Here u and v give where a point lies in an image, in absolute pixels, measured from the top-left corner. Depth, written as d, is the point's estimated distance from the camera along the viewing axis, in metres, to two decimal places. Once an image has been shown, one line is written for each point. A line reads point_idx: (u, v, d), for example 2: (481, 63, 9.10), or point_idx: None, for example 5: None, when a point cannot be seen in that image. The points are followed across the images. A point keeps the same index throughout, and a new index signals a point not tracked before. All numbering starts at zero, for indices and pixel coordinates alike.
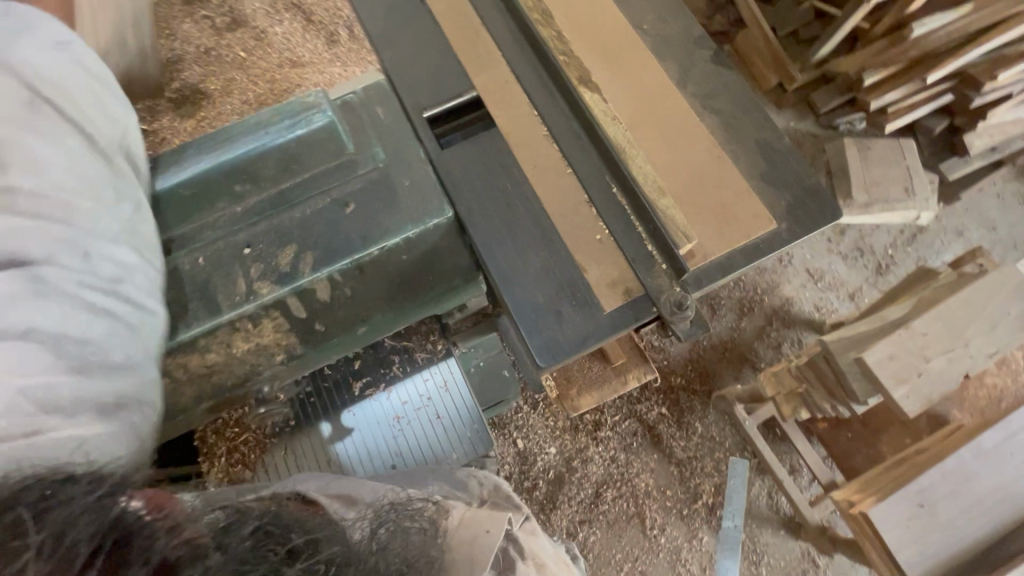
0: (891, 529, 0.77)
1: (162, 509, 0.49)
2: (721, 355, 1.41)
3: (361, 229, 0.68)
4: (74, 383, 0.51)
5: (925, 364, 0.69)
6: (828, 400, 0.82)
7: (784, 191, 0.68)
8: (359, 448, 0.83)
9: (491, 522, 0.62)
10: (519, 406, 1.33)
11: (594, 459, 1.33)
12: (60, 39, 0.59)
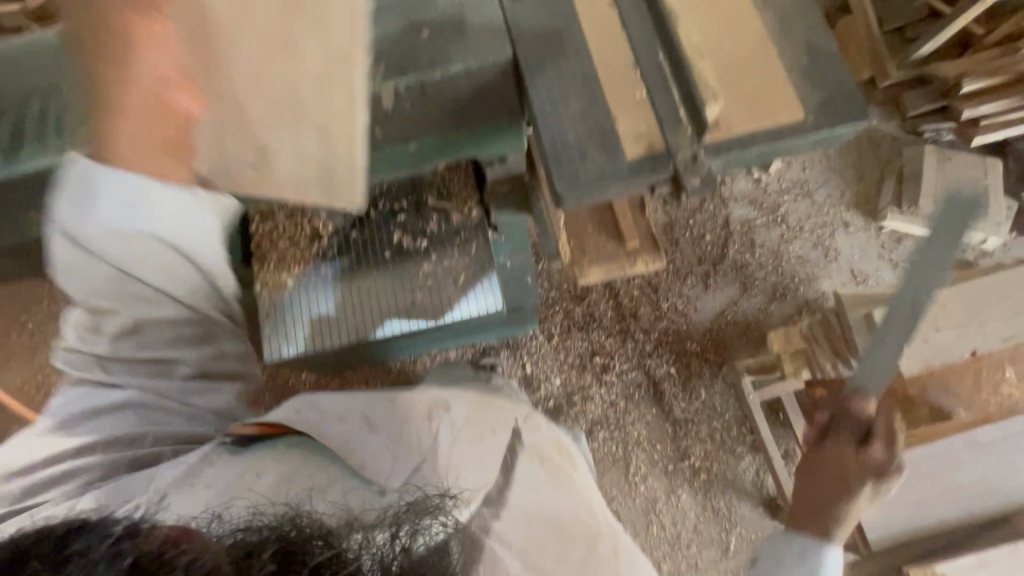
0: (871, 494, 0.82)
1: (183, 540, 0.52)
2: (742, 333, 1.41)
3: (431, 50, 0.64)
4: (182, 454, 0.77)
5: (936, 332, 0.77)
6: (837, 360, 0.83)
7: (814, 84, 0.62)
8: (390, 285, 1.00)
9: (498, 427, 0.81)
10: (534, 334, 1.40)
11: (594, 399, 1.38)
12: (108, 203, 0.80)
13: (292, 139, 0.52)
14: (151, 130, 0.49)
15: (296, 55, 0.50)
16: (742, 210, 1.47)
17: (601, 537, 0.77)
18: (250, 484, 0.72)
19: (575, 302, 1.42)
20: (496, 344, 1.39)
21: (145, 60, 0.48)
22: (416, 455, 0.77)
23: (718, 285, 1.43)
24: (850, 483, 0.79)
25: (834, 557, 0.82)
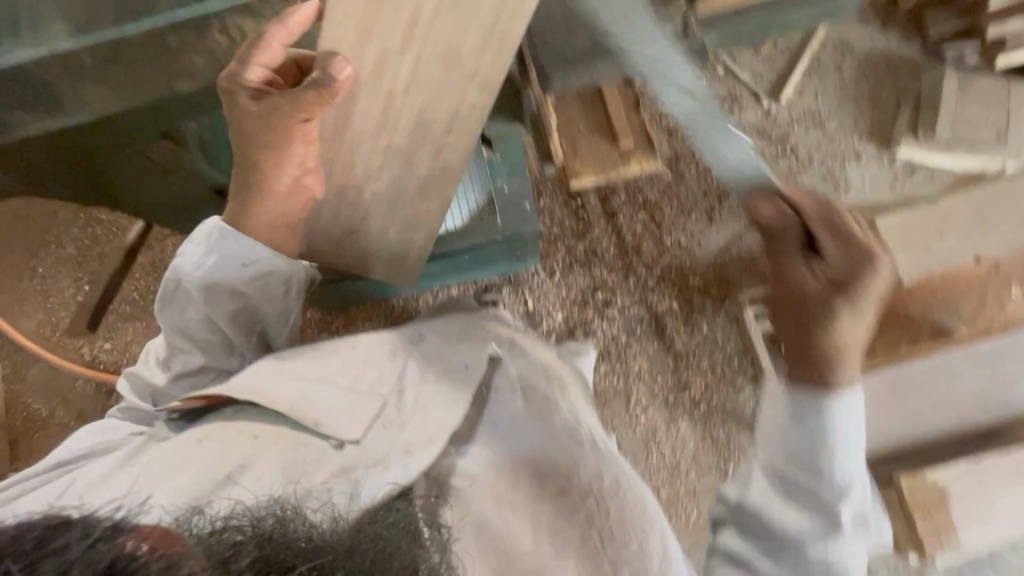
0: None
1: (166, 546, 0.42)
2: (747, 268, 1.38)
3: None
4: (178, 450, 0.67)
5: None
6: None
7: None
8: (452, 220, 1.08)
9: (472, 356, 0.78)
10: (535, 270, 1.39)
11: (596, 333, 1.39)
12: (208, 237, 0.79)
13: (386, 208, 0.88)
14: (288, 207, 0.81)
15: (411, 160, 0.83)
16: (750, 141, 1.41)
17: (582, 466, 0.73)
18: (184, 462, 0.65)
19: (577, 238, 1.40)
20: (497, 281, 1.39)
21: (297, 157, 0.77)
22: (374, 404, 0.72)
23: (722, 219, 1.40)
24: (815, 314, 0.70)
25: (850, 400, 0.68)
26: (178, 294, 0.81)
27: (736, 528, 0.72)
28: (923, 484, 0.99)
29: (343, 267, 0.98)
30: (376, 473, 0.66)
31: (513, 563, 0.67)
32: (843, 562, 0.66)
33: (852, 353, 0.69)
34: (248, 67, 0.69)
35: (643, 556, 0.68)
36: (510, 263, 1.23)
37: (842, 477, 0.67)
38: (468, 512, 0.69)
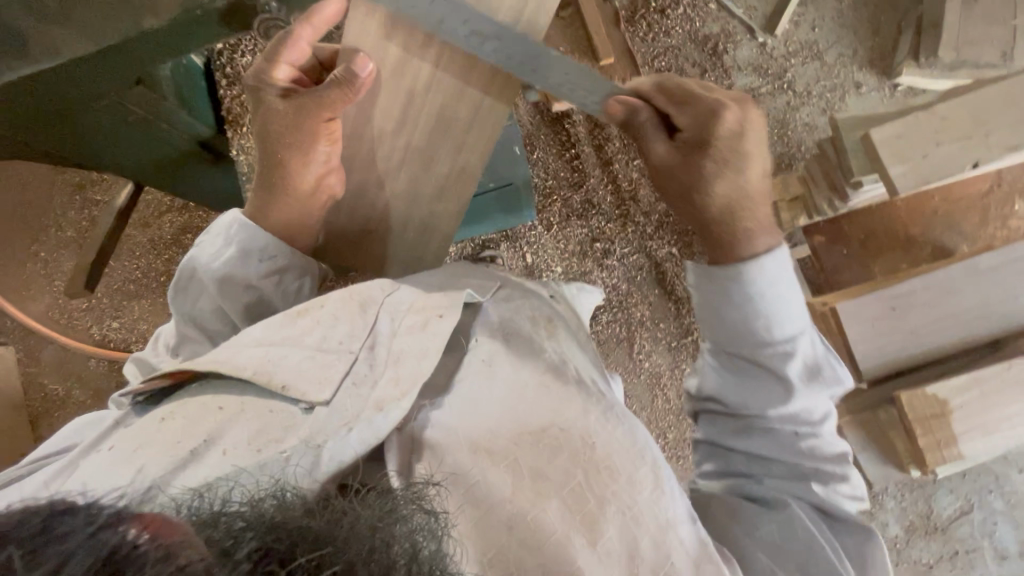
0: (856, 324, 0.86)
1: (176, 529, 0.31)
2: None
3: None
4: (140, 431, 0.48)
5: (933, 148, 0.76)
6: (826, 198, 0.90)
7: None
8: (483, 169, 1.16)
9: (445, 306, 0.56)
10: (532, 224, 1.33)
11: (597, 283, 1.36)
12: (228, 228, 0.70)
13: (402, 215, 0.77)
14: (306, 206, 0.72)
15: (431, 164, 0.74)
16: (745, 79, 1.31)
17: (577, 407, 0.56)
18: (139, 446, 0.46)
19: (573, 189, 1.35)
20: (494, 237, 1.30)
21: (321, 154, 0.71)
22: (345, 360, 0.52)
23: None
24: (699, 186, 0.70)
25: (771, 265, 0.68)
26: (194, 282, 0.70)
27: (707, 412, 0.73)
28: (922, 398, 0.84)
29: (315, 216, 0.74)
30: (341, 440, 0.46)
31: (490, 516, 0.49)
32: (804, 412, 0.68)
33: (748, 211, 0.70)
34: (275, 65, 0.70)
35: (632, 491, 0.54)
36: (512, 220, 1.23)
37: (782, 340, 0.67)
38: (438, 463, 0.50)
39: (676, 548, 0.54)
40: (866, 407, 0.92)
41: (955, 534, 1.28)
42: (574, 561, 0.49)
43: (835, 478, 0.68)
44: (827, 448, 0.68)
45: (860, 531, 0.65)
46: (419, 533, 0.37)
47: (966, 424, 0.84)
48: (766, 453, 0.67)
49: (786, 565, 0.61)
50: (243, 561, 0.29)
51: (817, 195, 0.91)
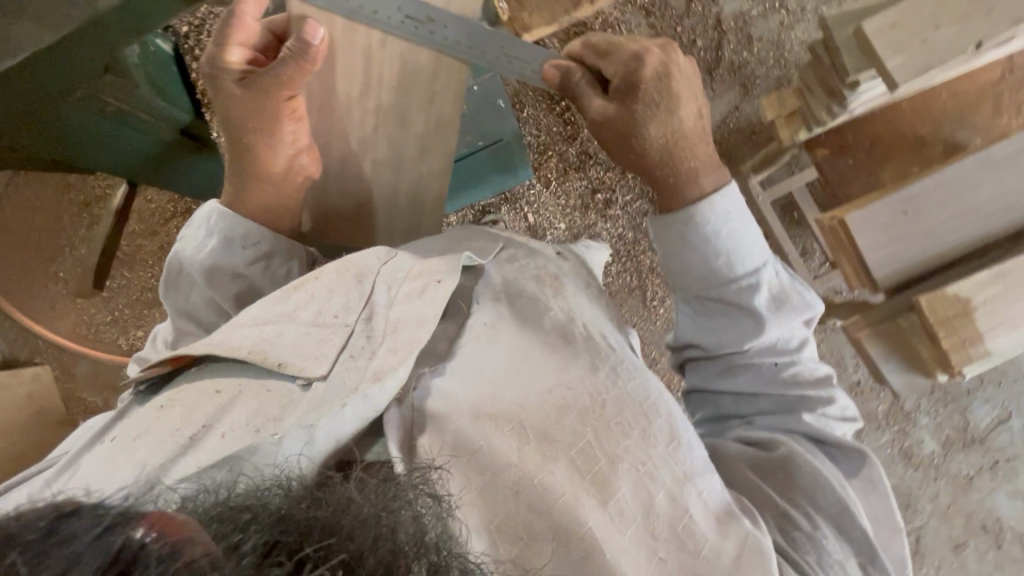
0: (867, 235, 0.84)
1: (178, 526, 0.30)
2: (747, 138, 1.25)
3: None
4: (147, 422, 0.49)
5: (932, 32, 0.69)
6: (825, 108, 0.87)
7: None
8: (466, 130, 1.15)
9: (445, 271, 0.54)
10: (530, 182, 1.31)
11: (602, 236, 1.33)
12: (206, 218, 0.67)
13: (390, 180, 0.78)
14: (283, 190, 0.70)
15: (406, 121, 0.76)
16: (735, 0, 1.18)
17: (578, 359, 0.55)
18: (140, 435, 0.48)
19: (567, 143, 1.29)
20: (493, 201, 1.32)
21: (288, 133, 0.68)
22: (341, 334, 0.50)
23: (716, 93, 1.24)
24: (636, 134, 0.67)
25: (719, 201, 0.65)
26: (182, 278, 0.66)
27: (703, 357, 0.69)
28: (943, 299, 0.84)
29: (297, 201, 0.72)
30: (333, 416, 0.44)
31: (497, 480, 0.47)
32: (780, 342, 0.66)
33: (687, 152, 0.67)
34: (227, 49, 0.67)
35: (645, 446, 0.53)
36: (508, 179, 1.23)
37: (744, 275, 0.65)
38: (441, 433, 0.48)
39: (691, 499, 0.52)
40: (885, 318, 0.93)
41: (994, 444, 1.26)
42: (585, 520, 0.48)
43: (820, 402, 0.66)
44: (810, 374, 0.66)
45: (855, 452, 0.64)
46: (424, 517, 0.35)
47: (990, 321, 0.83)
48: (751, 390, 0.66)
49: (797, 498, 0.59)
50: (250, 553, 0.29)
51: (815, 104, 0.88)
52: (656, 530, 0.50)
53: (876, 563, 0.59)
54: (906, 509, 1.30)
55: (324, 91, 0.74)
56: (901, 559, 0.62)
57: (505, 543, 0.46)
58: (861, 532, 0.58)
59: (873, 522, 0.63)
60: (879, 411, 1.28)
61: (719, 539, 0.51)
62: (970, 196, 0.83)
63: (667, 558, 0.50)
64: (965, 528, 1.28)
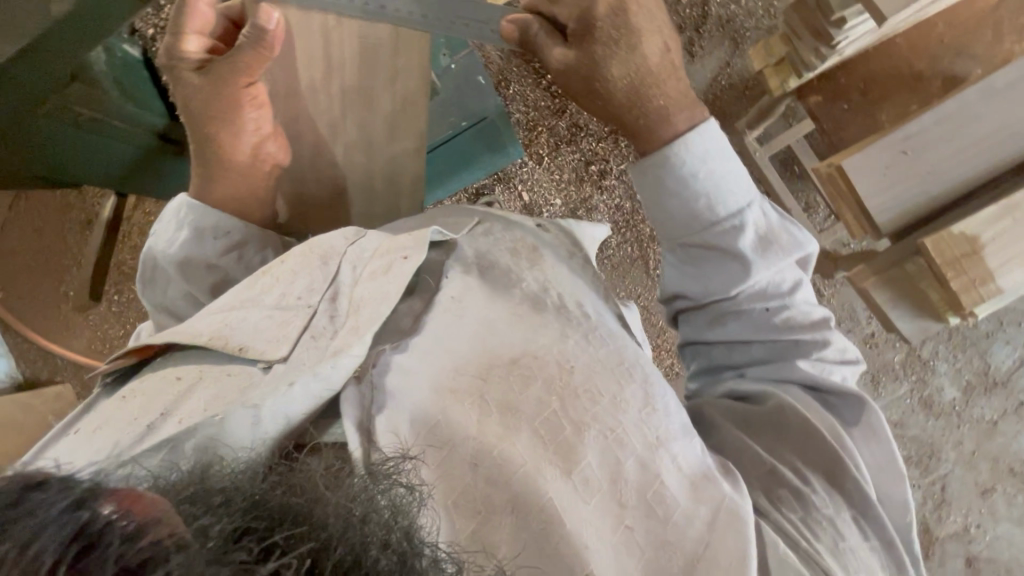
0: (865, 179, 0.84)
1: (147, 509, 0.31)
2: (740, 94, 1.22)
3: None
4: (109, 414, 0.49)
5: None
6: (811, 51, 0.85)
7: None
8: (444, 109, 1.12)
9: (411, 249, 0.56)
10: (522, 160, 1.27)
11: (599, 208, 1.30)
12: (176, 211, 0.66)
13: (364, 164, 0.79)
14: (252, 177, 0.71)
15: (372, 102, 0.78)
16: None
17: (548, 326, 0.57)
18: (102, 426, 0.48)
19: (557, 117, 1.26)
20: (486, 182, 1.27)
21: (251, 120, 0.70)
22: (303, 316, 0.51)
23: (705, 51, 1.20)
24: (599, 76, 0.65)
25: (694, 140, 0.64)
26: (158, 273, 0.65)
27: (693, 309, 0.69)
28: (950, 239, 0.84)
29: (269, 188, 0.73)
30: (282, 396, 0.45)
31: (453, 456, 0.48)
32: (771, 286, 0.65)
33: (654, 90, 0.65)
34: (183, 37, 0.68)
35: (615, 412, 0.54)
36: (500, 159, 1.20)
37: (726, 217, 0.64)
38: (399, 413, 0.49)
39: (664, 466, 0.53)
40: (892, 264, 0.95)
41: (1017, 385, 1.25)
42: (546, 491, 0.48)
43: (814, 346, 0.66)
44: (803, 317, 0.66)
45: (851, 397, 0.65)
46: (392, 509, 0.38)
47: (999, 258, 0.84)
48: (743, 338, 0.66)
49: (784, 452, 0.60)
50: (222, 537, 0.31)
51: (803, 48, 0.87)
52: (624, 500, 0.51)
53: (869, 516, 0.59)
54: (929, 458, 1.27)
55: (288, 79, 0.75)
56: (904, 505, 0.63)
57: (462, 517, 0.46)
58: (854, 484, 0.59)
59: (871, 469, 0.63)
60: (896, 361, 1.26)
61: (693, 504, 0.52)
62: (970, 129, 0.82)
63: (634, 525, 0.50)
64: (991, 474, 1.27)
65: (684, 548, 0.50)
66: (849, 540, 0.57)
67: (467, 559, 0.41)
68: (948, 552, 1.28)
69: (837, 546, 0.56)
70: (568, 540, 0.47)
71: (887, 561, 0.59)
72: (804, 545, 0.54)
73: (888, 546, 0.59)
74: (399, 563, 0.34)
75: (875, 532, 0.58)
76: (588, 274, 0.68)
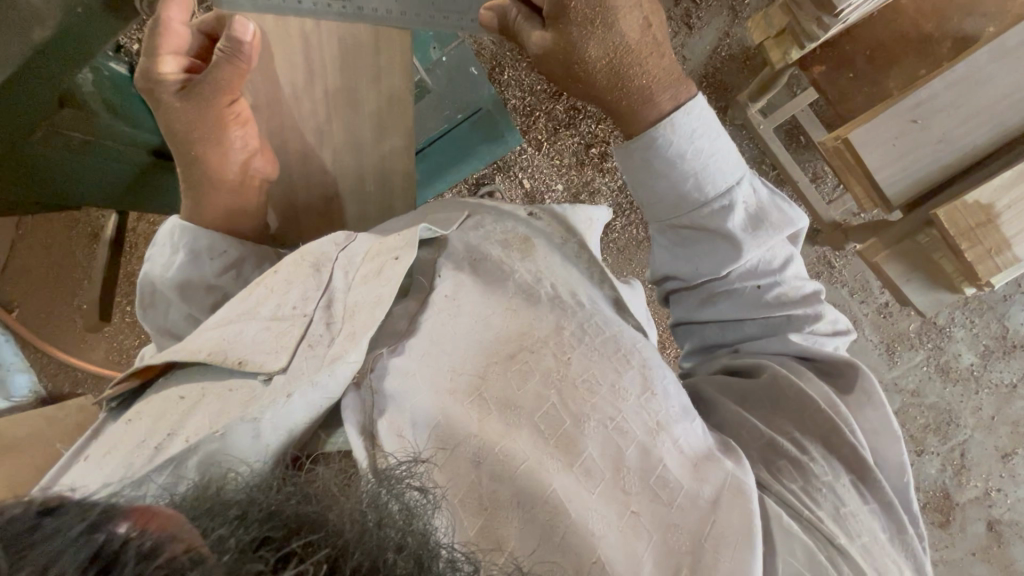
0: (873, 151, 0.83)
1: (160, 527, 0.31)
2: (741, 66, 1.19)
3: None
4: (116, 437, 0.49)
5: None
6: (814, 21, 0.82)
7: None
8: (437, 102, 1.10)
9: (402, 248, 0.56)
10: (521, 147, 1.25)
11: (602, 191, 1.29)
12: (172, 232, 0.66)
13: (353, 165, 0.80)
14: (247, 188, 0.72)
15: (357, 103, 0.77)
16: None
17: (539, 319, 0.57)
18: (110, 450, 0.48)
19: (552, 100, 1.23)
20: (485, 172, 1.25)
21: (237, 139, 0.70)
22: (299, 325, 0.51)
23: (703, 21, 1.17)
24: (576, 59, 0.59)
25: (681, 119, 0.61)
26: (157, 297, 0.65)
27: (689, 289, 0.68)
28: (964, 208, 0.82)
29: (263, 200, 0.74)
30: (281, 408, 0.46)
31: (457, 454, 0.49)
32: (762, 264, 0.64)
33: (635, 69, 0.60)
34: (159, 59, 0.66)
35: (615, 401, 0.53)
36: (497, 149, 1.14)
37: (715, 197, 0.62)
38: (399, 413, 0.50)
39: (665, 449, 0.52)
40: (904, 236, 0.95)
41: None
42: (548, 483, 0.48)
43: (808, 319, 0.66)
44: (795, 293, 0.65)
45: (845, 364, 0.63)
46: (406, 512, 0.38)
47: (1016, 226, 0.81)
48: (733, 315, 0.66)
49: (781, 424, 0.59)
50: (242, 546, 0.31)
51: (805, 19, 0.84)
52: (627, 486, 0.50)
53: (869, 480, 0.55)
54: (947, 425, 1.26)
55: (270, 88, 0.74)
56: (901, 467, 0.58)
57: (469, 513, 0.47)
58: (849, 447, 0.56)
59: (865, 432, 0.60)
60: (911, 329, 1.25)
61: (695, 483, 0.51)
62: (979, 93, 0.81)
63: (641, 510, 0.49)
64: (1011, 438, 1.26)
65: (691, 527, 0.49)
66: (850, 504, 0.54)
67: (485, 558, 0.43)
68: (969, 518, 1.27)
69: (838, 511, 0.53)
70: (574, 531, 0.47)
71: (887, 525, 0.54)
72: (805, 514, 0.51)
73: (886, 506, 0.55)
74: (422, 566, 0.35)
75: (872, 495, 0.55)
76: (584, 259, 0.66)
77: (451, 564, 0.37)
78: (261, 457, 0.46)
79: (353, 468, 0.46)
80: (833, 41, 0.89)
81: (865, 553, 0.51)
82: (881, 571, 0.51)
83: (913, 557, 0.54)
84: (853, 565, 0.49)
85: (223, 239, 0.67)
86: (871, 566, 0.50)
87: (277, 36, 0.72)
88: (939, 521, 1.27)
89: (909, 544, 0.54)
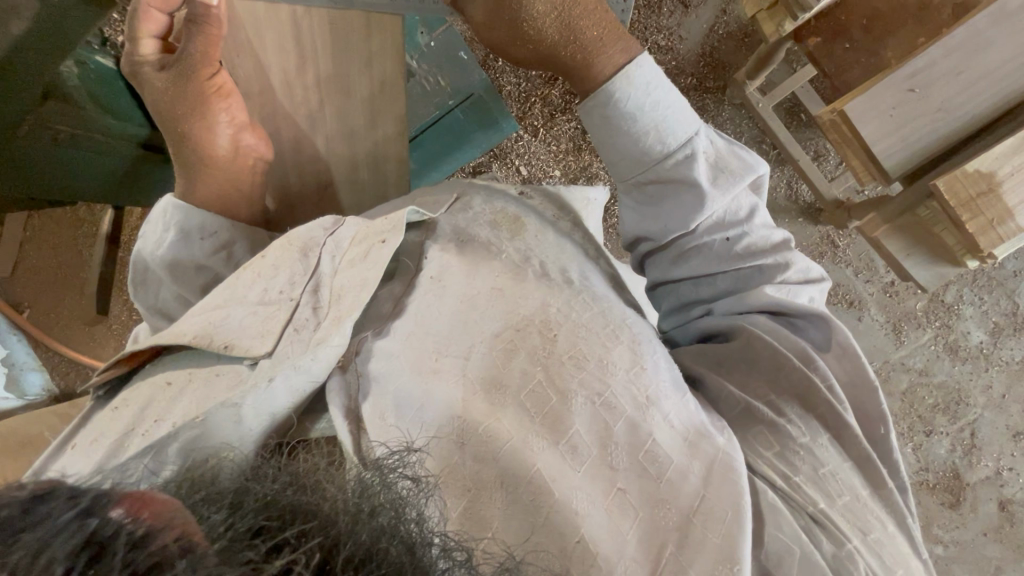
0: (868, 123, 0.82)
1: (151, 514, 0.30)
2: (739, 44, 1.18)
3: None
4: (106, 422, 0.49)
5: None
6: None
7: None
8: (428, 89, 1.11)
9: (390, 231, 0.55)
10: (517, 134, 1.23)
11: (601, 175, 1.27)
12: (162, 215, 0.65)
13: (347, 154, 0.80)
14: (235, 175, 0.71)
15: (348, 90, 0.77)
16: None
17: (530, 298, 0.56)
18: (98, 436, 0.48)
19: (548, 86, 1.21)
20: (483, 159, 1.24)
21: (221, 114, 0.70)
22: (286, 309, 0.51)
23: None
24: (526, 20, 0.61)
25: (634, 72, 0.60)
26: (148, 277, 0.64)
27: (657, 247, 0.65)
28: (964, 178, 0.80)
29: (254, 186, 0.74)
30: (263, 393, 0.46)
31: (442, 439, 0.48)
32: (728, 215, 0.62)
33: (584, 22, 0.62)
34: (139, 41, 0.69)
35: (604, 376, 0.53)
36: (494, 135, 1.13)
37: (677, 147, 0.60)
38: (381, 397, 0.49)
39: (656, 423, 0.51)
40: (904, 211, 0.94)
41: None
42: (534, 463, 0.48)
43: (779, 269, 0.62)
44: (763, 243, 0.63)
45: (819, 318, 0.60)
46: (399, 502, 0.38)
47: (1017, 196, 0.80)
48: (706, 271, 0.63)
49: (759, 388, 0.57)
50: (235, 535, 0.31)
51: None
52: (615, 462, 0.49)
53: (845, 436, 0.54)
54: (956, 405, 1.24)
55: (258, 73, 0.75)
56: (881, 417, 0.57)
57: (453, 497, 0.47)
58: (828, 406, 0.55)
59: (845, 387, 0.59)
60: (918, 308, 1.23)
61: (686, 459, 0.50)
62: (978, 62, 0.79)
63: (628, 487, 0.48)
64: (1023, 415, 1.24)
65: (681, 504, 0.48)
66: (829, 464, 0.53)
67: (475, 546, 0.42)
68: (981, 498, 1.25)
69: (817, 473, 0.52)
70: (559, 511, 0.46)
71: (867, 482, 0.54)
72: (782, 484, 0.51)
73: (864, 462, 0.54)
74: (415, 556, 0.34)
75: (850, 452, 0.54)
76: (578, 235, 0.66)
77: (441, 550, 0.37)
78: (245, 441, 0.46)
79: (341, 459, 0.46)
80: (828, 11, 0.86)
81: (846, 514, 0.51)
82: (863, 530, 0.50)
83: (895, 512, 0.53)
84: (831, 536, 0.49)
85: (215, 219, 0.67)
86: (853, 527, 0.50)
87: (264, 21, 0.73)
88: (949, 502, 1.25)
89: (892, 500, 0.54)
